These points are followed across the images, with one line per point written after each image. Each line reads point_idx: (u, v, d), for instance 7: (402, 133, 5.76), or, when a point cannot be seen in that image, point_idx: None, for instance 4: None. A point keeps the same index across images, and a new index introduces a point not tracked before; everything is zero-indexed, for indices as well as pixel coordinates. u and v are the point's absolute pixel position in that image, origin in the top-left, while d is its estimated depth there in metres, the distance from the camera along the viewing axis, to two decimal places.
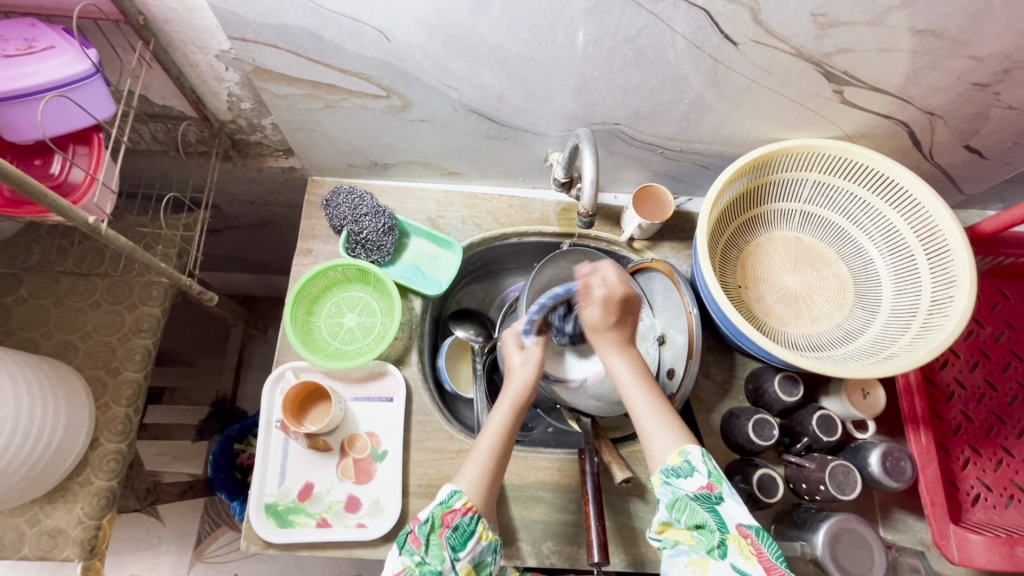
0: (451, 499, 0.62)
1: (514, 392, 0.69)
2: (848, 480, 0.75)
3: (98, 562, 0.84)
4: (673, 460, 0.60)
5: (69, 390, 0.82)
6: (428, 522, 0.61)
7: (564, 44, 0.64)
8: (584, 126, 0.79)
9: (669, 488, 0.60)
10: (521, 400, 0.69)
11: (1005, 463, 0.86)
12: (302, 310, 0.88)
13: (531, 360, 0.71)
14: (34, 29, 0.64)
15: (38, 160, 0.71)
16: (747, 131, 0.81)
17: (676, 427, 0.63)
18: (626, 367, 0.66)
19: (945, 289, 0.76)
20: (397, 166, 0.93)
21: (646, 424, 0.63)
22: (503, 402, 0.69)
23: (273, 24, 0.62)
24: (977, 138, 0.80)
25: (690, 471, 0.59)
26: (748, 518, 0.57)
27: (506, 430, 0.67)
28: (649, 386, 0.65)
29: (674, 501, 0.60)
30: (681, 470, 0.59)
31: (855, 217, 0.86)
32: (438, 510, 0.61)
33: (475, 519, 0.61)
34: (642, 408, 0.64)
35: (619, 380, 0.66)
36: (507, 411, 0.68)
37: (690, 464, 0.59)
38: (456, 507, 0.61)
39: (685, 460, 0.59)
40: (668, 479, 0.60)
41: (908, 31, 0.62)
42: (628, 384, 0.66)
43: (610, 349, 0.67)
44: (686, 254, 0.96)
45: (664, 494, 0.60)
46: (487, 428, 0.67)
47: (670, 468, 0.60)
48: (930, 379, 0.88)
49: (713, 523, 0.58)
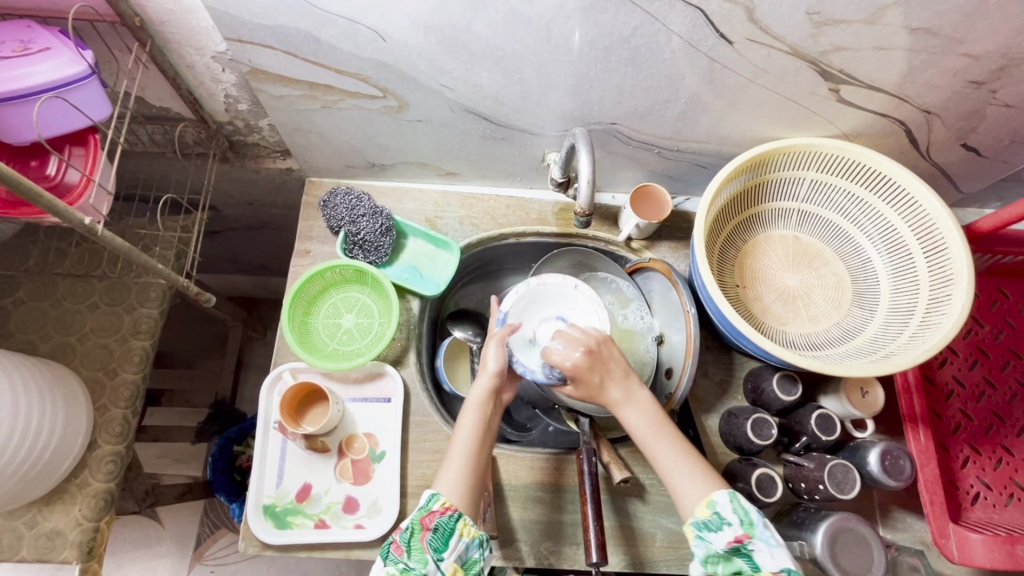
0: (429, 502, 0.62)
1: (479, 392, 0.70)
2: (847, 479, 0.75)
3: (96, 564, 0.84)
4: (703, 513, 0.60)
5: (67, 391, 0.82)
6: (408, 529, 0.61)
7: (560, 43, 0.64)
8: (581, 125, 0.79)
9: (702, 543, 0.60)
10: (486, 398, 0.69)
11: (1005, 462, 0.85)
12: (300, 311, 0.88)
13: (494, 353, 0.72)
14: (30, 31, 0.64)
15: (34, 161, 0.71)
16: (743, 129, 0.80)
17: (705, 476, 0.63)
18: (641, 417, 0.66)
19: (944, 288, 0.76)
20: (395, 166, 0.93)
21: (672, 475, 0.63)
22: (468, 407, 0.69)
23: (268, 25, 0.62)
24: (974, 136, 0.80)
25: (720, 525, 0.59)
26: (779, 560, 0.58)
27: (478, 428, 0.68)
28: (668, 430, 0.65)
29: (707, 555, 0.60)
30: (712, 523, 0.60)
31: (853, 216, 0.86)
32: (419, 516, 0.62)
33: (454, 517, 0.61)
34: (667, 459, 0.64)
35: (634, 430, 0.66)
36: (475, 415, 0.68)
37: (721, 517, 0.59)
38: (435, 509, 0.61)
39: (715, 512, 0.60)
40: (700, 532, 0.60)
41: (903, 29, 0.62)
42: (643, 431, 0.65)
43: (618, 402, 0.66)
44: (684, 254, 0.96)
45: (697, 548, 0.61)
46: (460, 431, 0.68)
47: (701, 522, 0.60)
48: (929, 377, 0.88)
49: (749, 569, 0.59)
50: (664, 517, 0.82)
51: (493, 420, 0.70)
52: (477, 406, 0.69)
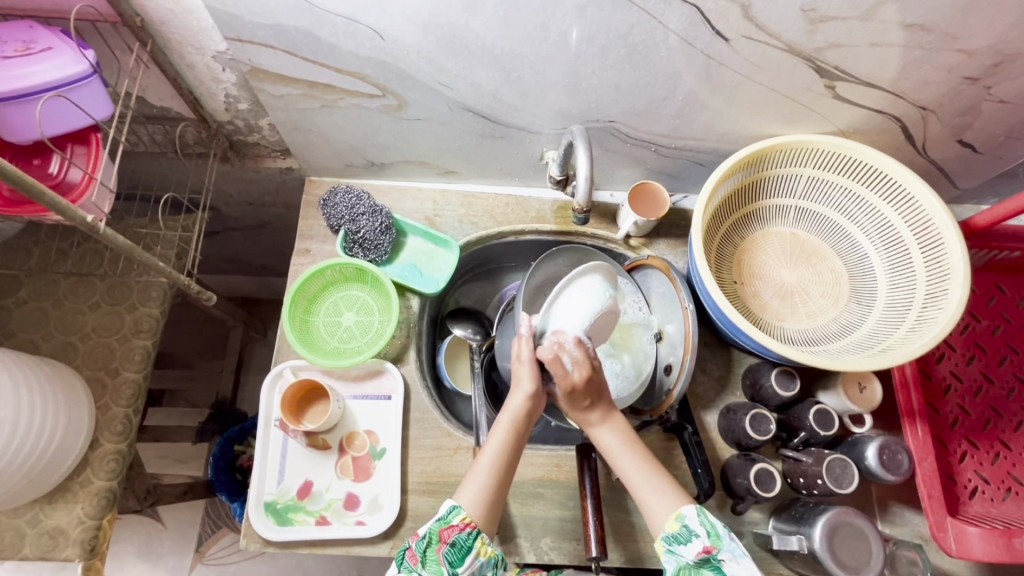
0: (449, 514, 0.62)
1: (514, 406, 0.67)
2: (845, 473, 0.75)
3: (99, 562, 0.84)
4: (671, 526, 0.61)
5: (69, 390, 0.83)
6: (426, 538, 0.61)
7: (557, 42, 0.65)
8: (578, 123, 0.80)
9: (673, 556, 0.61)
10: (520, 418, 0.67)
11: (1003, 456, 0.86)
12: (301, 309, 0.88)
13: (529, 374, 0.69)
14: (32, 31, 0.64)
15: (37, 160, 0.71)
16: (740, 127, 0.81)
17: (675, 492, 0.63)
18: (612, 436, 0.67)
19: (940, 283, 0.77)
20: (394, 165, 0.93)
21: (643, 494, 0.64)
22: (501, 420, 0.67)
23: (269, 24, 0.62)
24: (970, 132, 0.81)
25: (689, 537, 0.60)
26: (748, 568, 0.58)
27: (508, 446, 0.66)
28: (640, 452, 0.66)
29: (679, 568, 0.61)
30: (680, 536, 0.60)
31: (850, 212, 0.86)
32: (437, 527, 0.61)
33: (473, 535, 0.61)
34: (636, 477, 0.64)
35: (607, 449, 0.67)
36: (508, 431, 0.66)
37: (689, 529, 0.60)
38: (454, 523, 0.61)
39: (683, 526, 0.60)
40: (670, 547, 0.60)
41: (898, 25, 0.63)
42: (616, 450, 0.66)
43: (594, 422, 0.68)
44: (682, 251, 0.96)
45: (669, 562, 0.61)
46: (487, 445, 0.67)
47: (670, 535, 0.60)
48: (927, 373, 0.88)
49: None
50: None
51: (524, 434, 0.68)
52: (510, 423, 0.67)
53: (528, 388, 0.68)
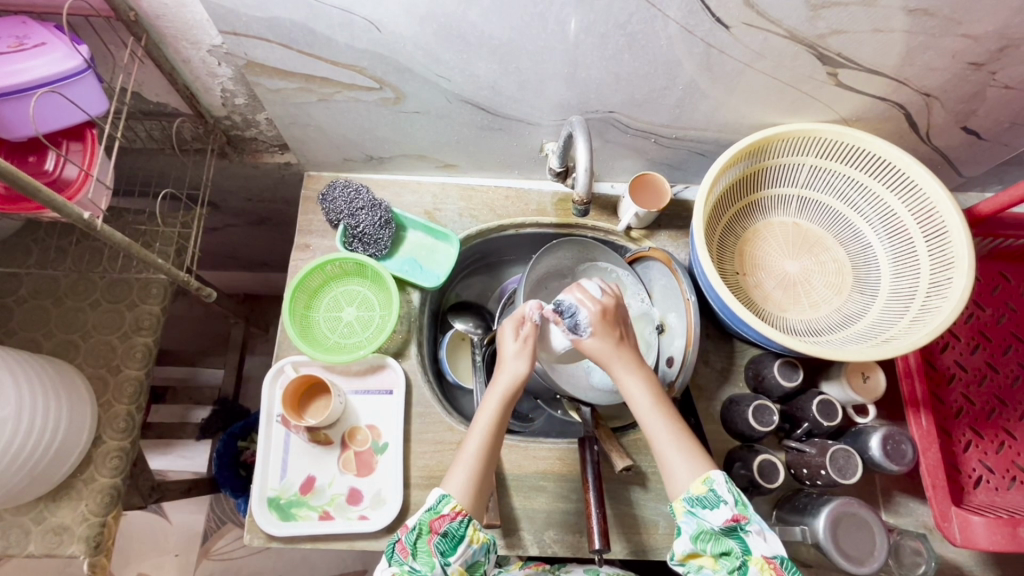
0: (439, 504, 0.61)
1: (502, 385, 0.67)
2: (849, 464, 0.75)
3: (104, 558, 0.84)
4: (696, 489, 0.59)
5: (71, 388, 0.83)
6: (415, 530, 0.60)
7: (556, 31, 0.64)
8: (578, 114, 0.79)
9: (693, 518, 0.59)
10: (507, 399, 0.67)
11: (1007, 446, 0.85)
12: (301, 304, 0.88)
13: (520, 352, 0.69)
14: (27, 28, 0.64)
15: (32, 157, 0.71)
16: (742, 116, 0.80)
17: (699, 455, 0.62)
18: (641, 389, 0.66)
19: (944, 271, 0.76)
20: (393, 159, 0.93)
21: (667, 452, 0.63)
22: (490, 399, 0.67)
23: (264, 17, 0.62)
24: (974, 119, 0.80)
25: (716, 501, 0.58)
26: (771, 547, 0.57)
27: (495, 427, 0.66)
28: (667, 409, 0.65)
29: (698, 532, 0.59)
30: (707, 499, 0.59)
31: (853, 202, 0.86)
32: (426, 518, 0.60)
33: (464, 523, 0.60)
34: (663, 435, 0.63)
35: (637, 405, 0.65)
36: (494, 411, 0.66)
37: (717, 494, 0.59)
38: (444, 513, 0.60)
39: (711, 489, 0.59)
40: (692, 508, 0.59)
41: (902, 11, 0.61)
42: (643, 407, 0.65)
43: (624, 371, 0.67)
44: (684, 242, 0.95)
45: (687, 523, 0.60)
46: (474, 428, 0.66)
47: (694, 497, 0.59)
48: (931, 362, 0.88)
49: (739, 551, 0.57)
50: (667, 505, 0.83)
51: (509, 413, 0.68)
52: (497, 404, 0.67)
53: (520, 365, 0.68)
